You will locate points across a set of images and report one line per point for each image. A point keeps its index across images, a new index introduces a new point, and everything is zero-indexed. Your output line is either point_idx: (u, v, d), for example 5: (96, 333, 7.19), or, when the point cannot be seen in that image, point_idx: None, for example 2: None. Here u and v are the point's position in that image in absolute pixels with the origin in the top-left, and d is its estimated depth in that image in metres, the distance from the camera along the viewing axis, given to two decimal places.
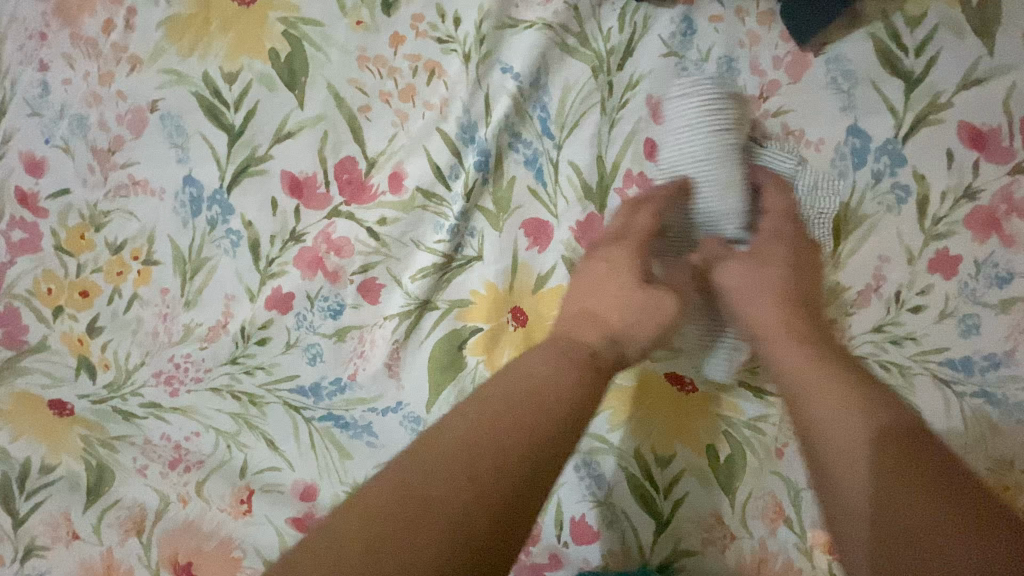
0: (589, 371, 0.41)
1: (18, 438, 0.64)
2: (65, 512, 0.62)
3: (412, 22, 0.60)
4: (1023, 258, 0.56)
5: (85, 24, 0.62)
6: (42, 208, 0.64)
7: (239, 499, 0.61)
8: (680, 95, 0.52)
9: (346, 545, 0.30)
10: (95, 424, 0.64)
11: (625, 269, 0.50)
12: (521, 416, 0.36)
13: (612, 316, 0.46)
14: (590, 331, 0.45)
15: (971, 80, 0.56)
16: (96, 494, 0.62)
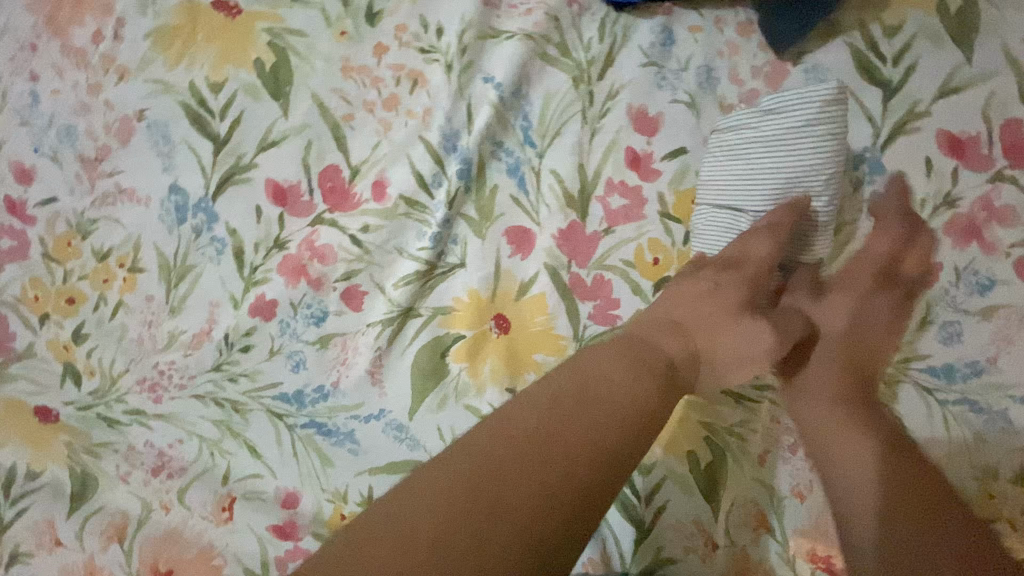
0: (666, 380, 0.46)
1: (5, 445, 0.63)
2: (49, 519, 0.61)
3: (396, 33, 0.61)
4: (1004, 265, 0.56)
5: (75, 35, 0.63)
6: (30, 216, 0.65)
7: (221, 506, 0.61)
8: (823, 109, 0.52)
9: (449, 507, 0.37)
10: (78, 430, 0.64)
11: (732, 294, 0.51)
12: (603, 416, 0.42)
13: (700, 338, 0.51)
14: (671, 343, 0.49)
15: (949, 88, 0.56)
16: (81, 501, 0.61)
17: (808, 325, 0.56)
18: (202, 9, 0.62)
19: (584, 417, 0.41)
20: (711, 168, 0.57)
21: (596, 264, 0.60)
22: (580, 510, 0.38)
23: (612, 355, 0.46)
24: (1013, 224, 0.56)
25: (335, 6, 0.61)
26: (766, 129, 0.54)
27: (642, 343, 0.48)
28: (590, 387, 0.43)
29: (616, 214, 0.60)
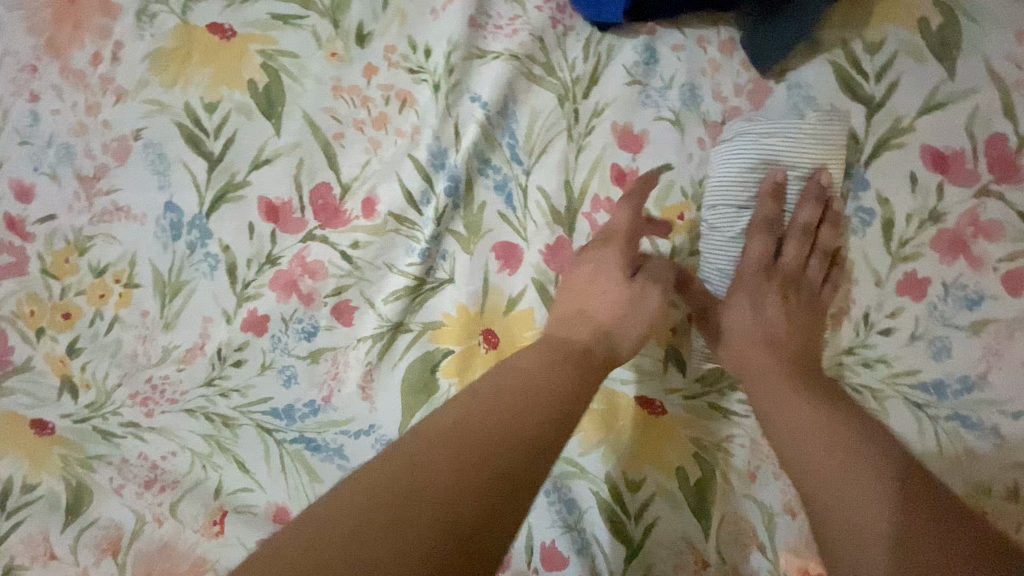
0: (580, 363, 0.46)
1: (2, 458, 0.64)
2: (44, 531, 0.62)
3: (385, 54, 0.62)
4: (991, 280, 0.56)
5: (75, 57, 0.65)
6: (30, 233, 0.66)
7: (212, 520, 0.61)
8: (806, 127, 0.55)
9: (350, 519, 0.32)
10: (74, 443, 0.65)
11: (611, 269, 0.55)
12: (517, 401, 0.40)
13: (604, 317, 0.52)
14: (581, 330, 0.50)
15: (933, 104, 0.56)
16: (75, 513, 0.62)
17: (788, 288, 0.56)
18: (196, 31, 0.63)
19: (501, 402, 0.39)
20: (711, 187, 0.59)
21: None
22: (500, 492, 0.34)
23: (528, 353, 0.46)
24: (1000, 239, 0.56)
25: (325, 27, 0.62)
26: (767, 152, 0.56)
27: (554, 338, 0.49)
28: (494, 381, 0.42)
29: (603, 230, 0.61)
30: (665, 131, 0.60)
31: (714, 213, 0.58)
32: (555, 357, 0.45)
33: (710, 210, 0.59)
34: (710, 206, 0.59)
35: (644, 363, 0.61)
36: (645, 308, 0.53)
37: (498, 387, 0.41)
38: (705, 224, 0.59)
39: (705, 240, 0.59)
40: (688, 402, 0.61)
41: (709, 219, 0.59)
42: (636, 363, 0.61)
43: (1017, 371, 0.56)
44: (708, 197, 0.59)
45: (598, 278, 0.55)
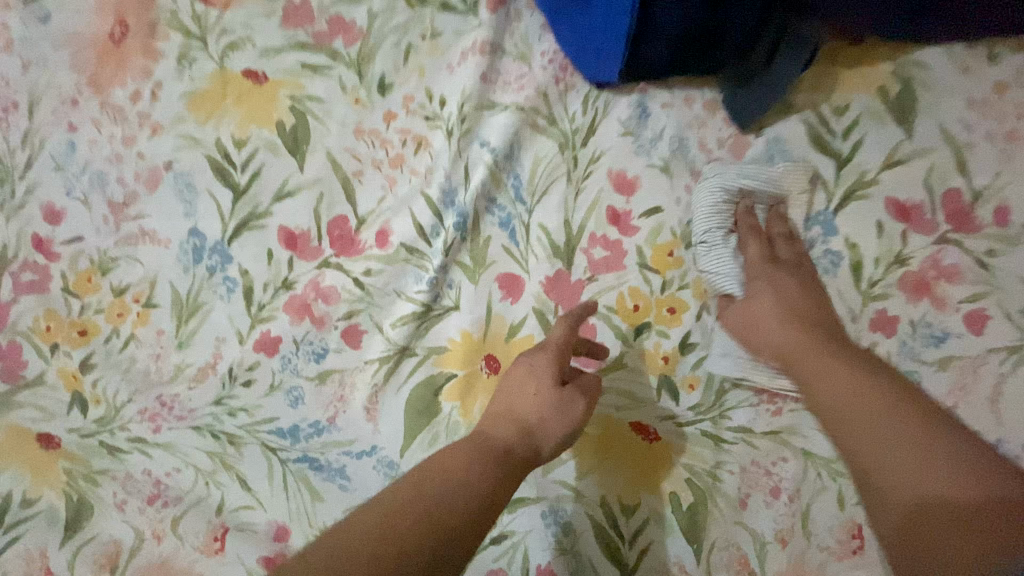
0: (502, 464, 0.46)
1: (4, 471, 0.66)
2: (41, 548, 0.62)
3: (403, 102, 0.68)
4: (955, 320, 0.61)
5: (116, 94, 0.71)
6: (55, 252, 0.70)
7: (213, 537, 0.62)
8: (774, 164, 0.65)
9: None
10: (80, 457, 0.67)
11: (542, 370, 0.55)
12: (433, 501, 0.39)
13: (531, 415, 0.52)
14: (507, 428, 0.50)
15: (893, 160, 0.63)
16: (73, 530, 0.63)
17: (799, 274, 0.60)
18: (231, 76, 0.69)
19: (413, 506, 0.39)
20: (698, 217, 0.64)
21: None
22: None
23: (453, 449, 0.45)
24: (960, 283, 0.61)
25: (351, 77, 0.69)
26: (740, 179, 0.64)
27: (479, 435, 0.49)
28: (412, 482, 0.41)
29: (598, 264, 0.67)
30: (655, 179, 0.66)
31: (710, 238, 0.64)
32: (478, 456, 0.45)
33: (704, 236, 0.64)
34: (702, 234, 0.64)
35: (638, 392, 0.66)
36: (575, 412, 0.53)
37: (414, 487, 0.40)
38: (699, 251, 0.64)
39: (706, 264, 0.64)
40: (681, 429, 0.65)
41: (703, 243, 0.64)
42: (630, 392, 0.66)
43: None
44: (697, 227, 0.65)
45: (530, 379, 0.54)
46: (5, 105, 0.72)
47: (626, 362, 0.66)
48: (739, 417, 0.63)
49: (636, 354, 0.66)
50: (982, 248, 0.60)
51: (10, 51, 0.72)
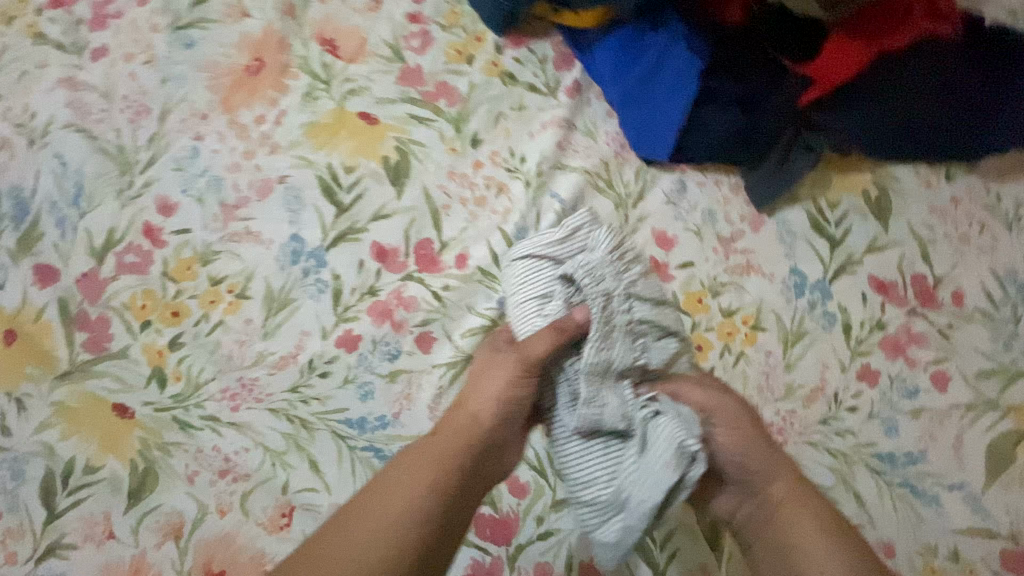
0: (449, 434, 0.62)
1: (70, 437, 0.71)
2: (106, 511, 0.68)
3: (490, 155, 0.83)
4: (921, 376, 0.78)
5: (243, 114, 0.82)
6: (163, 240, 0.77)
7: (280, 513, 0.69)
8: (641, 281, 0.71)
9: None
10: (153, 429, 0.72)
11: (481, 369, 0.68)
12: (388, 480, 0.57)
13: (465, 408, 0.64)
14: (451, 422, 0.63)
15: (875, 247, 0.80)
16: (138, 498, 0.70)
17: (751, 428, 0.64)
18: (348, 115, 0.83)
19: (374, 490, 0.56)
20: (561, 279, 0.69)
21: None
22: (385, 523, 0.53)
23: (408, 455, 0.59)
24: (927, 347, 0.78)
25: (449, 130, 0.84)
26: (631, 282, 0.69)
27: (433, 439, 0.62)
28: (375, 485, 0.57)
29: None
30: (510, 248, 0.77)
31: (535, 287, 0.70)
32: (426, 448, 0.60)
33: (539, 282, 0.70)
34: (551, 284, 0.69)
35: None
36: (495, 387, 0.64)
37: (368, 493, 0.56)
38: (548, 312, 0.68)
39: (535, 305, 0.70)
40: None
41: (545, 299, 0.69)
42: None
43: (946, 448, 0.76)
44: (542, 276, 0.70)
45: (473, 385, 0.67)
46: (138, 109, 0.82)
47: None
48: None
49: None
50: (940, 321, 0.79)
51: (153, 67, 0.83)
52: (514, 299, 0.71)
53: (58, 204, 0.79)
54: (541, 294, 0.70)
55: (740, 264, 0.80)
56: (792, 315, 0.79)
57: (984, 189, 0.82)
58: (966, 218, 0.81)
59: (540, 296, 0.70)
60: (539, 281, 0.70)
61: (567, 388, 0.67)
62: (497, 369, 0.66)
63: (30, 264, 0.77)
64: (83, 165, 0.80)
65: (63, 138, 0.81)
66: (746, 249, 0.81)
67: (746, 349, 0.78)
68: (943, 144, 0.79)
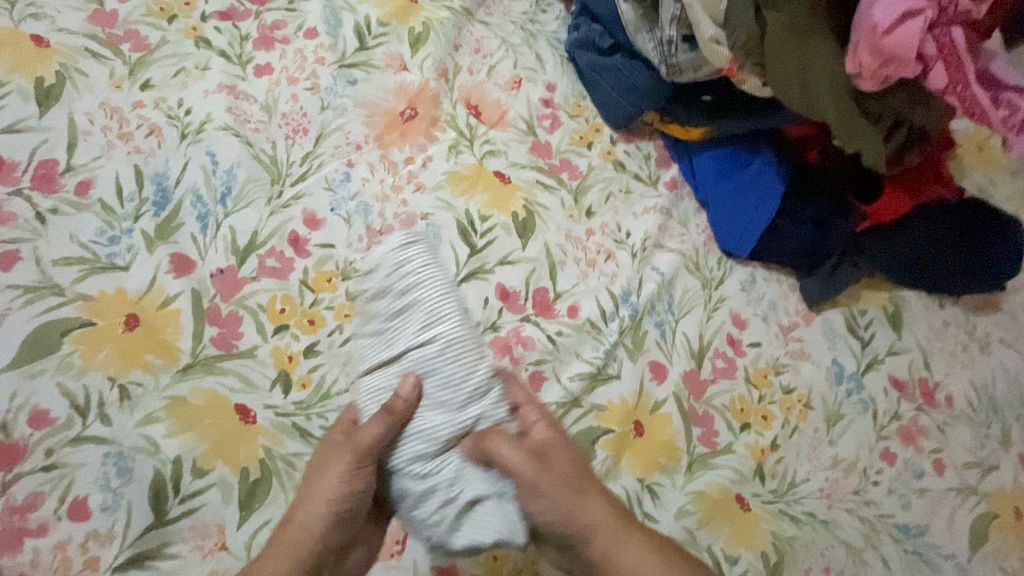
0: (310, 542, 0.64)
1: (177, 435, 0.69)
2: (219, 523, 0.67)
3: (601, 225, 0.95)
4: (927, 462, 0.95)
5: (395, 153, 0.90)
6: (307, 250, 0.81)
7: (393, 540, 0.75)
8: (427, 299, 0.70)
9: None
10: (276, 436, 0.72)
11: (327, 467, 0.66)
12: None
13: (317, 511, 0.65)
14: (303, 530, 0.64)
15: (891, 351, 1.00)
16: (249, 511, 0.68)
17: (552, 445, 0.66)
18: (486, 171, 0.93)
19: None
20: (439, 277, 0.71)
21: (705, 401, 0.89)
22: None
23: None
24: (930, 438, 0.96)
25: (570, 199, 0.95)
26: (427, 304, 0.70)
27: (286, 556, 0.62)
28: None
29: (719, 371, 0.92)
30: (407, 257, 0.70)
31: (412, 275, 0.70)
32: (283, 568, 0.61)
33: (416, 274, 0.70)
34: (433, 280, 0.70)
35: (742, 469, 0.87)
36: (339, 487, 0.65)
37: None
38: (419, 310, 0.69)
39: (418, 305, 0.69)
40: (765, 505, 0.86)
41: (425, 291, 0.69)
42: (737, 470, 0.87)
43: (948, 526, 0.91)
44: (425, 267, 0.71)
45: (321, 483, 0.66)
46: (296, 128, 0.87)
47: (735, 447, 0.88)
48: (806, 504, 0.88)
49: (739, 442, 0.88)
50: (938, 418, 0.98)
51: (315, 94, 0.90)
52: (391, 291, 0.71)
53: (203, 198, 0.80)
54: (421, 290, 0.70)
55: (794, 349, 0.96)
56: (834, 398, 0.95)
57: (964, 318, 1.06)
58: (953, 339, 1.04)
59: (421, 296, 0.69)
60: (421, 276, 0.70)
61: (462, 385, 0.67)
62: (333, 466, 0.66)
63: (166, 251, 0.76)
64: (236, 167, 0.82)
65: (218, 138, 0.83)
66: (800, 337, 0.97)
67: (800, 423, 0.92)
68: (944, 283, 1.02)
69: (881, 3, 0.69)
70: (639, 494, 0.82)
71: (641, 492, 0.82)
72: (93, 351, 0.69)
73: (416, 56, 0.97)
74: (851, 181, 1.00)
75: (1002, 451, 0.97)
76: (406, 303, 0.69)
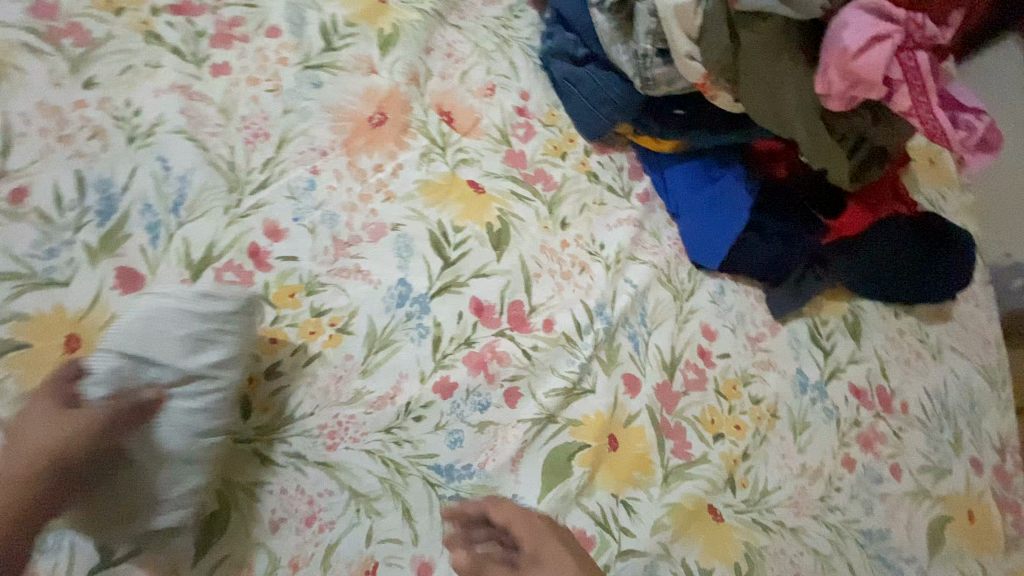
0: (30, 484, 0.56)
1: None
2: (174, 563, 0.64)
3: (575, 237, 0.95)
4: (885, 467, 0.99)
5: (363, 160, 0.87)
6: (268, 263, 0.77)
7: (364, 569, 0.70)
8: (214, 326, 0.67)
9: None
10: (234, 464, 0.69)
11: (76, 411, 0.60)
12: None
13: (48, 452, 0.58)
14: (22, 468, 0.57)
15: (852, 360, 1.04)
16: (206, 546, 0.66)
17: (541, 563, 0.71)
18: (459, 180, 0.91)
19: None
20: (247, 342, 0.71)
21: (677, 414, 0.90)
22: None
23: None
24: (886, 444, 1.01)
25: (544, 211, 0.94)
26: (218, 330, 0.68)
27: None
28: None
29: (691, 383, 0.92)
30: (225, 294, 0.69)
31: (228, 327, 0.68)
32: None
33: (235, 329, 0.69)
34: (243, 341, 0.70)
35: (715, 480, 0.88)
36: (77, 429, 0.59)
37: None
38: (214, 354, 0.67)
39: (218, 335, 0.67)
40: (738, 515, 0.87)
41: (227, 346, 0.68)
42: (710, 482, 0.87)
43: (903, 529, 0.96)
44: (243, 326, 0.70)
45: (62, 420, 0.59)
46: (256, 132, 0.82)
47: (710, 458, 0.89)
48: (777, 513, 0.90)
49: (713, 453, 0.89)
50: (895, 424, 1.02)
51: (277, 97, 0.85)
52: (202, 319, 0.67)
53: (154, 207, 0.74)
54: (227, 337, 0.68)
55: (762, 360, 0.98)
56: (800, 407, 0.97)
57: (917, 327, 1.11)
58: (907, 347, 1.09)
59: (225, 331, 0.68)
60: (237, 331, 0.69)
61: (210, 418, 0.65)
62: (79, 412, 0.60)
63: (111, 266, 0.71)
64: (190, 173, 0.77)
65: (170, 142, 0.78)
66: (767, 348, 0.99)
67: (768, 433, 0.94)
68: (896, 293, 1.07)
69: (851, 26, 0.72)
70: (615, 509, 0.81)
71: (616, 507, 0.81)
72: (30, 376, 0.64)
73: (385, 59, 0.93)
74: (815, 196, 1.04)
75: (956, 456, 1.04)
76: (209, 337, 0.67)
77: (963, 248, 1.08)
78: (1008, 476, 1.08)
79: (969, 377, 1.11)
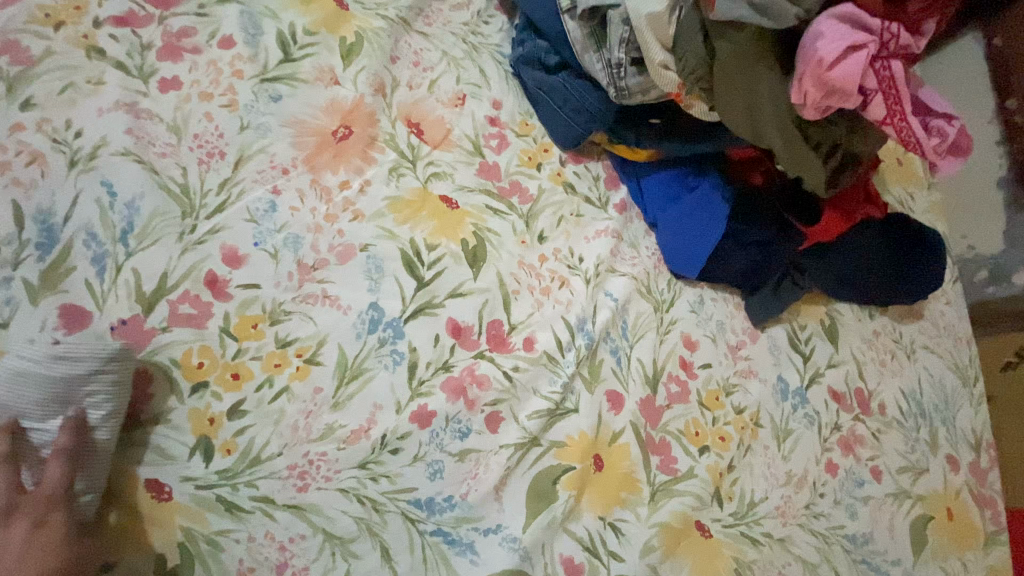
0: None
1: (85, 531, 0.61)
2: None
3: (553, 251, 0.92)
4: (866, 471, 1.00)
5: (328, 178, 0.82)
6: (227, 293, 0.72)
7: None
8: (81, 383, 0.59)
9: None
10: (197, 513, 0.65)
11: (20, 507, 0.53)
12: None
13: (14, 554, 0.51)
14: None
15: (831, 363, 1.04)
16: None
17: None
18: (431, 196, 0.87)
19: None
20: (126, 391, 0.63)
21: (662, 428, 0.88)
22: None
23: None
24: (866, 446, 1.01)
25: (521, 225, 0.91)
26: (85, 386, 0.60)
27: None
28: None
29: (674, 396, 0.91)
30: (86, 346, 0.60)
31: (99, 384, 0.60)
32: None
33: (107, 384, 0.61)
34: (122, 393, 0.62)
35: (703, 495, 0.87)
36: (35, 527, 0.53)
37: None
38: (89, 417, 0.60)
39: (82, 392, 0.60)
40: (726, 529, 0.87)
41: (103, 407, 0.60)
42: (698, 496, 0.86)
43: (885, 531, 0.97)
44: (117, 380, 0.61)
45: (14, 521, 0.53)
46: (211, 152, 0.77)
47: (697, 472, 0.88)
48: (765, 525, 0.90)
49: (700, 467, 0.88)
50: (874, 426, 1.03)
51: (233, 112, 0.80)
52: (58, 378, 0.59)
53: (99, 237, 0.69)
54: (97, 393, 0.60)
55: (744, 368, 0.97)
56: (782, 415, 0.97)
57: (891, 327, 1.13)
58: (883, 348, 1.10)
59: (89, 388, 0.60)
60: (111, 385, 0.61)
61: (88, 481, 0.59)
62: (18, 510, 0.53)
63: (54, 303, 0.65)
64: (139, 199, 0.71)
65: (116, 165, 0.72)
66: (748, 356, 0.99)
67: (752, 443, 0.93)
68: (871, 295, 1.08)
69: (826, 36, 0.71)
70: (602, 532, 0.79)
71: (604, 530, 0.80)
72: None
73: (348, 70, 0.88)
74: (792, 204, 1.03)
75: (932, 455, 1.06)
76: (74, 395, 0.59)
77: (932, 246, 1.09)
78: (982, 472, 1.10)
79: (941, 375, 1.14)
